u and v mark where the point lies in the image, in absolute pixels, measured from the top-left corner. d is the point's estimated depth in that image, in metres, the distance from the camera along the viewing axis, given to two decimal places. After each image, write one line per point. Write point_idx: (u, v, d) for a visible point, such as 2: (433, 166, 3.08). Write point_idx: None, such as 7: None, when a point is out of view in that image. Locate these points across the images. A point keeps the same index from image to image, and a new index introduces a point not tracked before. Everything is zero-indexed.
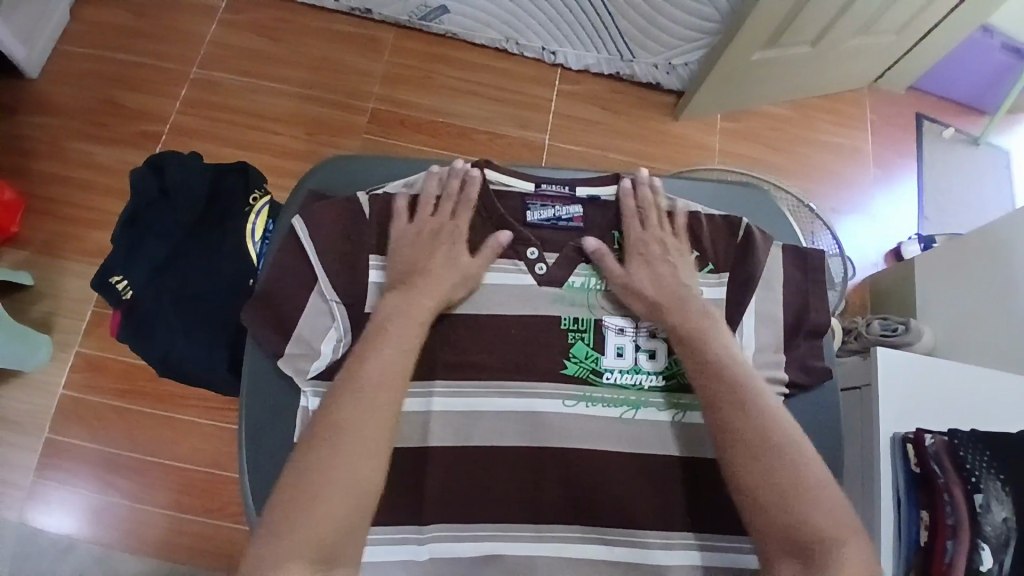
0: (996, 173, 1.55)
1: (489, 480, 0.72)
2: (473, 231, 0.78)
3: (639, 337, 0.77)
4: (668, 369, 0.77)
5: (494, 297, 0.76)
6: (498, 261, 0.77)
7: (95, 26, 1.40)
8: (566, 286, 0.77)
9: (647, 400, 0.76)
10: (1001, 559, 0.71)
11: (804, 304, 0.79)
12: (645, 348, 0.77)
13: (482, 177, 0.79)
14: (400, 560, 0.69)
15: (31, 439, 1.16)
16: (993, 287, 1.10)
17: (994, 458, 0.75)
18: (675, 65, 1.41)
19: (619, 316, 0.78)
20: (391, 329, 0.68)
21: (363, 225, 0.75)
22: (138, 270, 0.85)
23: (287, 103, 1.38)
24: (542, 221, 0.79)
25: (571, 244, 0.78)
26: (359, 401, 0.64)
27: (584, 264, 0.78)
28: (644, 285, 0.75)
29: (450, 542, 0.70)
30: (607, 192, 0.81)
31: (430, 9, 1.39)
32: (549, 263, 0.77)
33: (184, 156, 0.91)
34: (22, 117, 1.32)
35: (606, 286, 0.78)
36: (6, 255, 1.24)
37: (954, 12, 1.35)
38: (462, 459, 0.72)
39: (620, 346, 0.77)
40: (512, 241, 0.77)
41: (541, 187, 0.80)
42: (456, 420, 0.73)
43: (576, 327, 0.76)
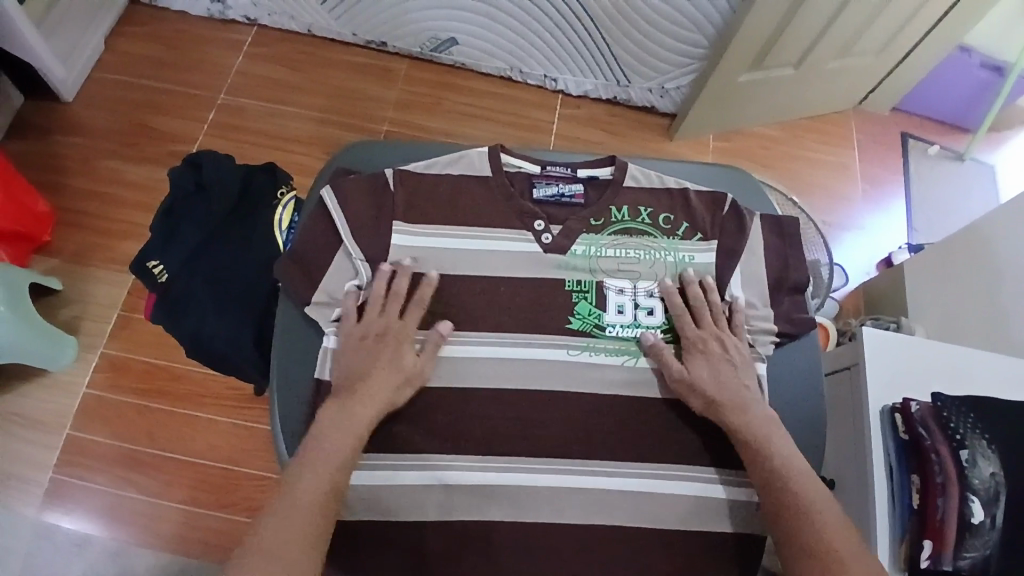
0: (982, 186, 1.63)
1: (490, 420, 0.79)
2: (483, 205, 0.85)
3: (638, 296, 0.85)
4: (667, 324, 0.84)
5: (504, 261, 0.84)
6: (509, 231, 0.84)
7: (130, 58, 1.52)
8: (570, 253, 0.85)
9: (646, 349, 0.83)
10: (993, 512, 0.75)
11: (786, 266, 0.86)
12: (645, 306, 0.84)
13: (496, 158, 0.86)
14: (409, 489, 0.77)
15: (53, 436, 1.20)
16: (971, 276, 1.15)
17: (978, 419, 0.80)
18: (668, 89, 1.52)
19: (619, 278, 0.85)
20: (358, 409, 0.74)
21: (388, 200, 0.84)
22: (173, 256, 0.91)
23: (308, 126, 1.48)
24: (548, 197, 0.86)
25: (573, 218, 0.86)
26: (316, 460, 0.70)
27: (585, 234, 0.85)
28: (705, 384, 0.78)
29: (451, 472, 0.77)
30: (604, 172, 0.88)
31: (440, 42, 1.51)
32: (554, 233, 0.85)
33: (218, 155, 0.97)
34: (59, 138, 1.43)
35: (606, 253, 0.85)
36: (39, 263, 1.31)
37: (928, 34, 1.45)
38: (471, 399, 0.79)
39: (621, 304, 0.84)
40: (521, 215, 0.85)
41: (546, 168, 0.87)
42: (469, 365, 0.80)
43: (579, 288, 0.83)
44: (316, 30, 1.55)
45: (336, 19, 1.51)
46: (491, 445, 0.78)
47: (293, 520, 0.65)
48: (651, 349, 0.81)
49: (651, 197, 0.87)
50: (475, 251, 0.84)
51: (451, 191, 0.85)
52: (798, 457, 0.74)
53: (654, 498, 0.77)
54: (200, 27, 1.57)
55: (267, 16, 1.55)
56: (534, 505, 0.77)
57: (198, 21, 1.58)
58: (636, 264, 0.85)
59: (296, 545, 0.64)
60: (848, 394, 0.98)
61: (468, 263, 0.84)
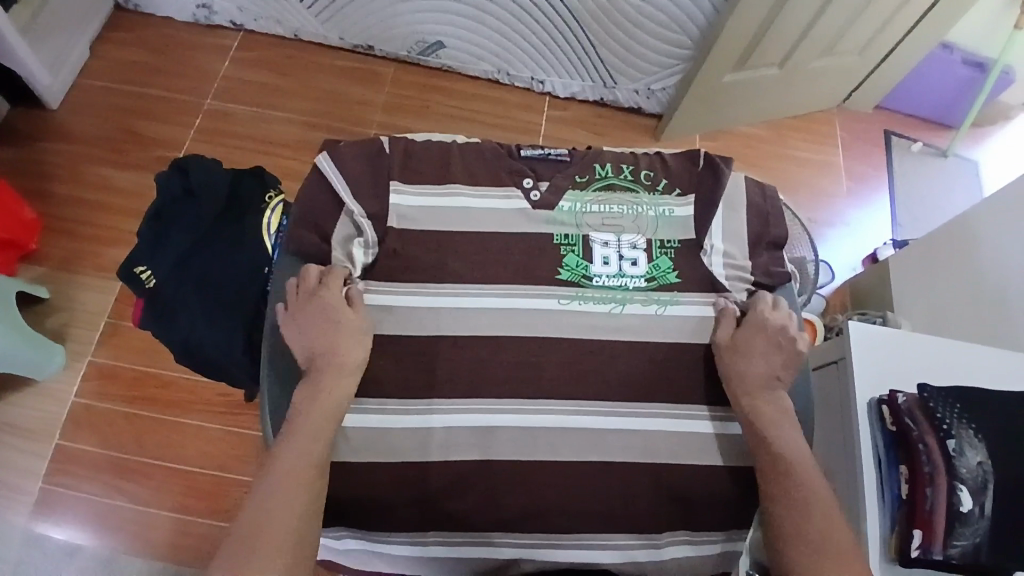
0: (965, 181, 1.65)
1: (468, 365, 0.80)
2: (470, 166, 0.88)
3: (622, 248, 0.86)
4: (650, 274, 0.85)
5: (491, 218, 0.85)
6: (496, 191, 0.86)
7: (115, 64, 1.51)
8: (557, 210, 0.86)
9: (632, 297, 0.84)
10: (981, 501, 0.76)
11: (766, 224, 0.88)
12: (629, 257, 0.86)
13: None
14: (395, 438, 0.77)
15: (41, 445, 1.18)
16: (955, 268, 1.16)
17: (963, 408, 0.81)
18: (654, 90, 1.53)
19: (604, 232, 0.86)
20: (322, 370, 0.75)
21: (379, 163, 0.86)
22: (162, 261, 0.91)
23: (296, 131, 1.48)
24: (535, 155, 0.89)
25: (559, 176, 0.88)
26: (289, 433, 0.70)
27: (571, 191, 0.87)
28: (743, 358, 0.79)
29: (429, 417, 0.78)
30: None
31: (427, 45, 1.52)
32: (542, 190, 0.87)
33: (208, 160, 0.98)
34: (44, 145, 1.42)
35: (591, 209, 0.87)
36: (25, 271, 1.30)
37: (909, 34, 1.48)
38: (449, 341, 0.80)
39: (606, 256, 0.86)
40: (510, 174, 0.87)
41: None
42: (448, 314, 0.81)
43: (567, 242, 0.85)
44: (302, 35, 1.55)
45: (323, 23, 1.51)
46: (485, 439, 0.77)
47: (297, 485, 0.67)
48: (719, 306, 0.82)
49: (630, 157, 0.91)
50: (464, 209, 0.85)
51: (439, 159, 0.88)
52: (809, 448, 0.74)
53: (641, 467, 0.78)
54: (186, 33, 1.56)
55: (253, 21, 1.55)
56: (533, 496, 0.76)
57: (184, 26, 1.57)
58: (620, 219, 0.87)
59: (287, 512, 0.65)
60: (836, 388, 0.99)
61: (455, 262, 0.83)
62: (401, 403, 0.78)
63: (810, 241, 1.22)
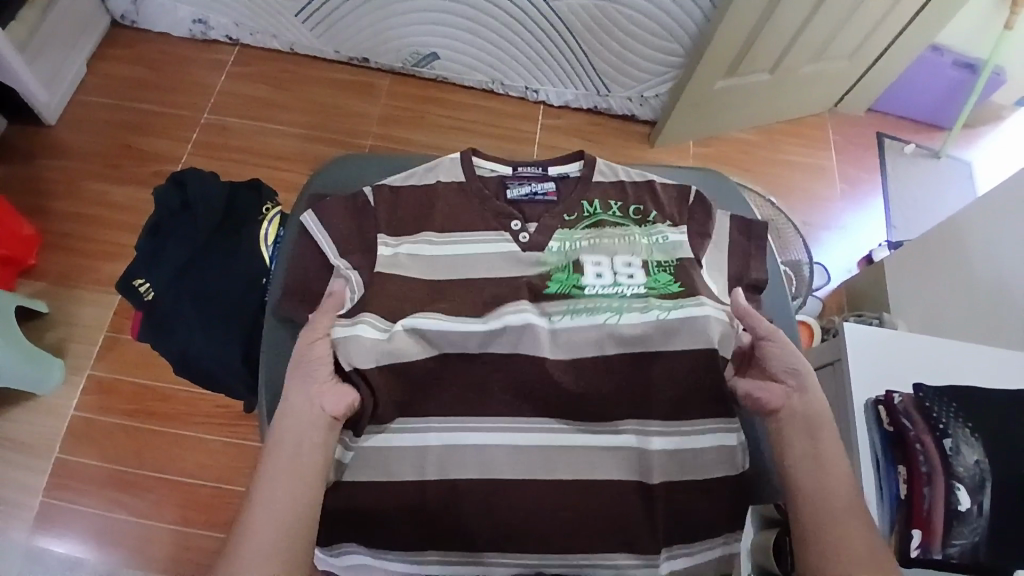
0: (958, 182, 1.67)
1: (452, 385, 0.79)
2: (455, 208, 0.86)
3: (617, 267, 0.85)
4: (648, 284, 0.84)
5: (480, 261, 0.84)
6: (485, 233, 0.85)
7: (113, 80, 1.53)
8: (546, 251, 0.85)
9: (629, 306, 0.82)
10: (979, 499, 0.76)
11: (746, 266, 0.89)
12: (624, 271, 0.85)
13: (469, 163, 0.88)
14: (389, 455, 0.78)
15: (42, 460, 1.18)
16: (949, 268, 1.17)
17: (959, 408, 0.81)
18: (647, 97, 1.54)
19: (596, 254, 0.85)
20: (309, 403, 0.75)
21: (367, 207, 0.85)
22: (159, 274, 0.91)
23: (293, 143, 1.49)
24: (522, 197, 0.88)
25: (548, 215, 0.87)
26: (273, 476, 0.71)
27: (560, 230, 0.86)
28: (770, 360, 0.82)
29: (428, 437, 0.78)
30: (574, 168, 0.90)
31: (421, 57, 1.53)
32: (531, 232, 0.85)
33: (204, 173, 0.98)
34: (43, 161, 1.43)
35: (581, 246, 0.86)
36: (25, 286, 1.31)
37: (899, 37, 1.50)
38: (435, 365, 0.79)
39: (599, 270, 0.85)
40: (497, 217, 0.86)
41: (518, 170, 0.89)
42: (428, 335, 0.79)
43: (560, 276, 0.84)
44: (298, 48, 1.57)
45: (318, 37, 1.53)
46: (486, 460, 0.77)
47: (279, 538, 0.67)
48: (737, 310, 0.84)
49: (619, 192, 0.89)
50: (455, 257, 0.84)
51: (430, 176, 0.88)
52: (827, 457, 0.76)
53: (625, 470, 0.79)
54: (183, 48, 1.58)
55: (248, 36, 1.56)
56: (531, 508, 0.76)
57: (180, 42, 1.59)
58: (613, 243, 0.86)
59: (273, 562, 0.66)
60: (834, 391, 0.99)
61: (449, 269, 0.84)
62: (403, 426, 0.79)
63: (804, 243, 1.22)
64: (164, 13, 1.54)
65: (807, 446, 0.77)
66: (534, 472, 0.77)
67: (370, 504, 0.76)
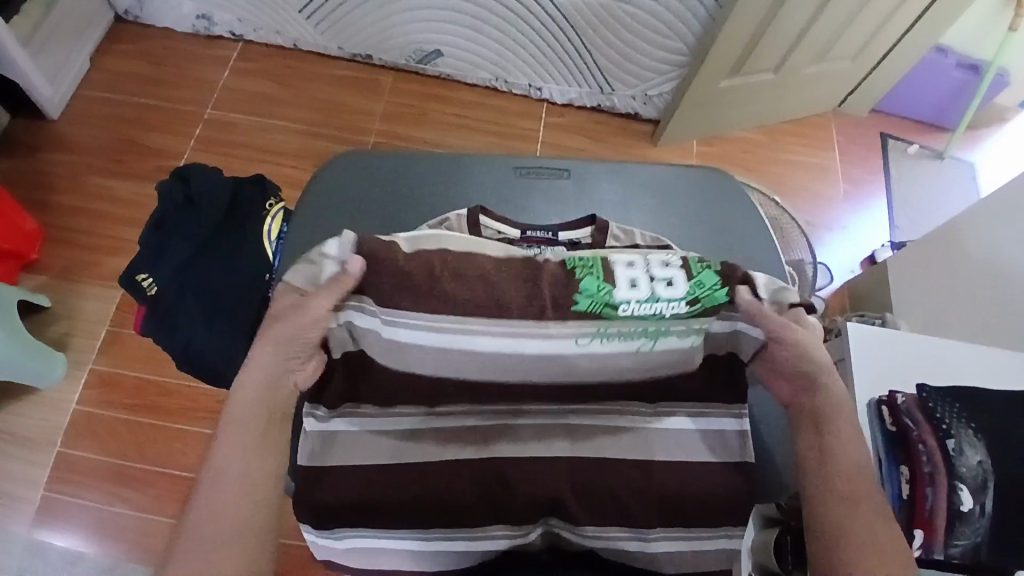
0: (962, 182, 1.66)
1: (428, 385, 0.66)
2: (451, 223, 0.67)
3: (652, 266, 0.61)
4: (693, 294, 0.61)
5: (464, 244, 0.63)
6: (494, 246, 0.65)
7: (116, 75, 1.53)
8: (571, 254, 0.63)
9: (668, 329, 0.62)
10: (981, 500, 0.75)
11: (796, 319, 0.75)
12: (662, 276, 0.61)
13: (475, 218, 0.79)
14: (366, 440, 0.71)
15: (43, 454, 1.18)
16: (952, 268, 1.17)
17: (962, 409, 0.81)
18: (651, 96, 1.54)
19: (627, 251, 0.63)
20: (247, 388, 0.63)
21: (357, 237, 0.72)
22: (163, 268, 0.92)
23: (296, 139, 1.49)
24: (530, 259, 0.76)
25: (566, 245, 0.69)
26: (217, 483, 0.59)
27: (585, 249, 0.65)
28: (779, 360, 0.66)
29: (403, 420, 0.71)
30: (585, 234, 0.80)
31: (425, 54, 1.53)
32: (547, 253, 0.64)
33: (208, 168, 0.98)
34: (46, 156, 1.42)
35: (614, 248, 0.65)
36: (27, 281, 1.31)
37: (903, 38, 1.50)
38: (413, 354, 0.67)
39: (633, 276, 0.60)
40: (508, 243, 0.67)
41: (526, 233, 0.80)
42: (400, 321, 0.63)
43: (581, 262, 0.61)
44: (301, 45, 1.57)
45: (321, 33, 1.53)
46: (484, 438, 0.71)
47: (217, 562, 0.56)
48: (741, 310, 0.63)
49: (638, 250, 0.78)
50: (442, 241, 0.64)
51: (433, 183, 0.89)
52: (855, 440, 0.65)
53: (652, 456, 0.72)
54: (186, 44, 1.58)
55: (252, 32, 1.56)
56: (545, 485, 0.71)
57: (184, 38, 1.59)
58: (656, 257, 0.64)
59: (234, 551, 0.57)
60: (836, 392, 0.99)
61: None
62: (379, 408, 0.70)
63: (808, 243, 1.22)
64: (169, 9, 1.54)
65: (812, 441, 0.65)
66: (533, 455, 0.71)
67: (353, 493, 0.71)
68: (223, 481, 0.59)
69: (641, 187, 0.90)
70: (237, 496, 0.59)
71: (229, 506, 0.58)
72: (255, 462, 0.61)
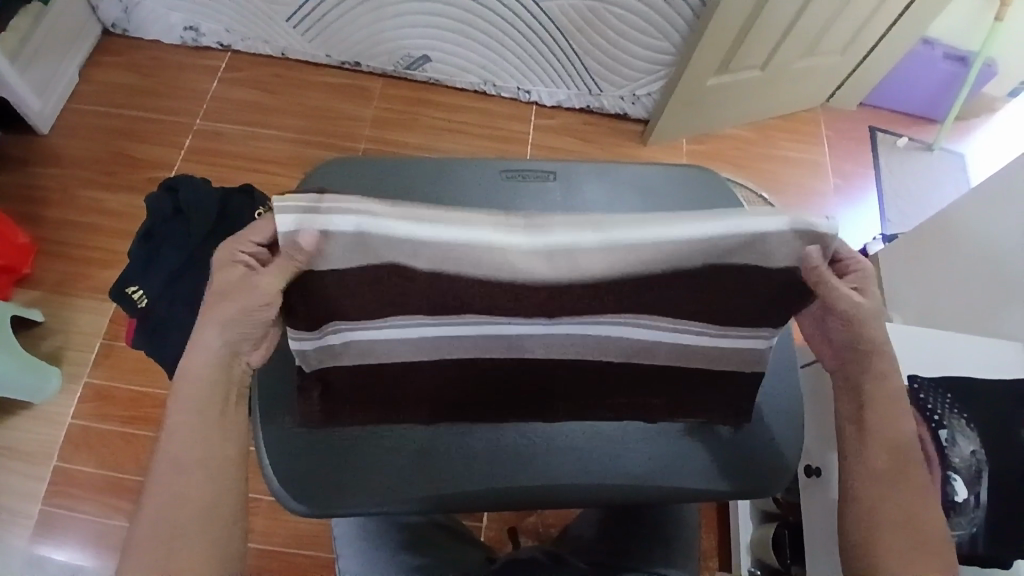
0: (952, 174, 1.67)
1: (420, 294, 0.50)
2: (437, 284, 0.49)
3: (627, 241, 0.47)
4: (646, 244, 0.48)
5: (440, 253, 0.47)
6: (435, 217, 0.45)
7: (105, 87, 1.53)
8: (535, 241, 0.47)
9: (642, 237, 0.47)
10: (975, 489, 0.75)
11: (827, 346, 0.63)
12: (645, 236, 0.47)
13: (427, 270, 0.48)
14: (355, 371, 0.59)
15: (40, 467, 1.18)
16: (942, 259, 1.17)
17: (953, 399, 0.80)
18: (639, 95, 1.54)
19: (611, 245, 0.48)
20: (194, 369, 0.57)
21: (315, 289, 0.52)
22: (153, 280, 0.92)
23: (286, 147, 1.50)
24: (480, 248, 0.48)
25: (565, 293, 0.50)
26: (175, 475, 0.56)
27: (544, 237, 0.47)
28: (829, 327, 0.60)
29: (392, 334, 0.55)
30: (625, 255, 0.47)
31: (413, 59, 1.53)
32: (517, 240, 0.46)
33: (197, 179, 0.97)
34: (37, 169, 1.43)
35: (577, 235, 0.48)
36: (21, 295, 1.31)
37: (889, 31, 1.51)
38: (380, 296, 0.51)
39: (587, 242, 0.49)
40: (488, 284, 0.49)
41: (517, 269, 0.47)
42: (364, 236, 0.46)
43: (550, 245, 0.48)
44: (290, 53, 1.57)
45: (309, 42, 1.54)
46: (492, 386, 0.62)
47: (183, 552, 0.55)
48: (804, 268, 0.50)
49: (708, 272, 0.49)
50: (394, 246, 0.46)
51: (433, 178, 0.82)
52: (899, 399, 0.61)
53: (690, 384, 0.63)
54: (175, 55, 1.58)
55: (240, 41, 1.57)
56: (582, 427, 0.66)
57: (172, 49, 1.59)
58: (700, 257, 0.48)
59: (187, 550, 0.55)
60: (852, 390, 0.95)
61: None
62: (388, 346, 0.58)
63: None
64: (156, 20, 1.55)
65: (853, 409, 0.62)
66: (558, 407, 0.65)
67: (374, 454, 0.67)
68: (175, 475, 0.56)
69: (626, 184, 0.86)
70: (187, 492, 0.56)
71: (179, 505, 0.56)
72: (216, 446, 0.58)
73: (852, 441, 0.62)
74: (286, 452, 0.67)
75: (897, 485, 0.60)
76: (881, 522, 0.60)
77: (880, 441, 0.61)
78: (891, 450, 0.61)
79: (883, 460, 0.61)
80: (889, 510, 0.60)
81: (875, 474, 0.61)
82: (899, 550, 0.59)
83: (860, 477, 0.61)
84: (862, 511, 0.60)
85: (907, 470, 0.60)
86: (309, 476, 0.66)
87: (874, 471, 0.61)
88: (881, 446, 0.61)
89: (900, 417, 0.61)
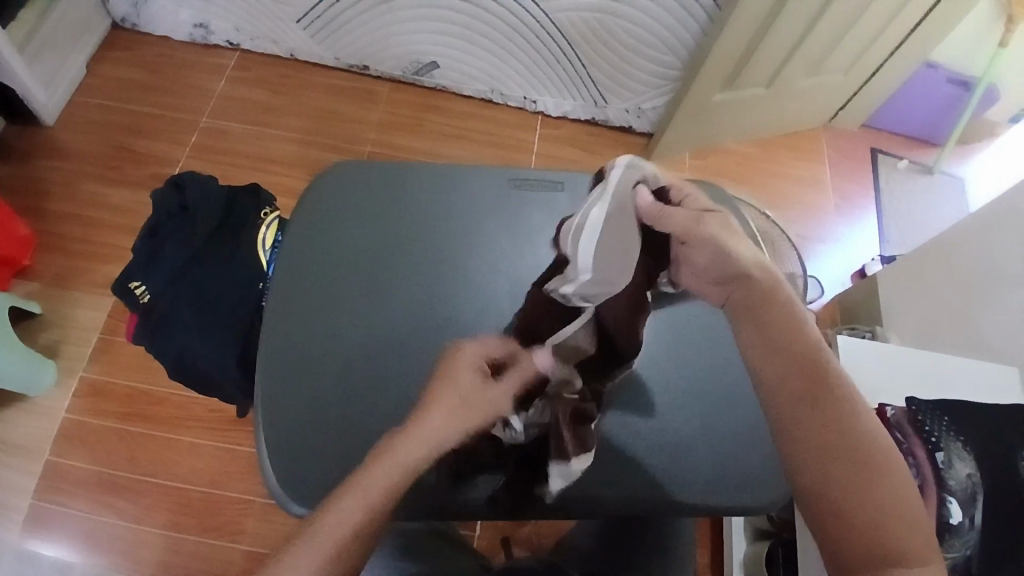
0: (952, 197, 1.69)
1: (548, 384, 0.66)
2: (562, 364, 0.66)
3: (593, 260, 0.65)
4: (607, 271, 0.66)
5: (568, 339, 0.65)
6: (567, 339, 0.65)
7: (112, 81, 1.53)
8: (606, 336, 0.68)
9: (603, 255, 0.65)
10: (969, 512, 0.75)
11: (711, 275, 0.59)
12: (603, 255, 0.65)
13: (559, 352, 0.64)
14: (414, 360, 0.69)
15: (33, 463, 1.17)
16: (941, 278, 1.18)
17: (951, 422, 0.80)
18: (644, 109, 1.56)
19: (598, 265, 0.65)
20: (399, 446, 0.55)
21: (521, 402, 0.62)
22: (155, 276, 0.91)
23: (291, 148, 1.50)
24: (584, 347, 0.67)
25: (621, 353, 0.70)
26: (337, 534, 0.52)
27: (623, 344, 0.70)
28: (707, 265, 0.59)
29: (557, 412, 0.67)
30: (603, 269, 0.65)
31: (422, 65, 1.54)
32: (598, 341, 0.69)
33: (203, 177, 0.97)
34: (40, 162, 1.42)
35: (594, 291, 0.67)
36: (19, 287, 1.30)
37: (893, 56, 1.53)
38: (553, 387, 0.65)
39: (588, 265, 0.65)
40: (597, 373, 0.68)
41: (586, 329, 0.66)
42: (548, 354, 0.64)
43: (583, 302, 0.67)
44: (298, 54, 1.58)
45: (317, 44, 1.54)
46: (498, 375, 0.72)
47: None
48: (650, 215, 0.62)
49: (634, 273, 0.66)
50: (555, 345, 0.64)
51: (439, 186, 0.83)
52: (803, 319, 0.57)
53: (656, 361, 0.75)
54: (183, 52, 1.59)
55: (249, 41, 1.57)
56: None
57: (180, 46, 1.60)
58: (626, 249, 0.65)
59: None
60: None
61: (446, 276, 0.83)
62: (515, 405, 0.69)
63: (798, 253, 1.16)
64: (165, 16, 1.55)
65: (754, 331, 0.57)
66: None
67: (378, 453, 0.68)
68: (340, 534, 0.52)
69: None
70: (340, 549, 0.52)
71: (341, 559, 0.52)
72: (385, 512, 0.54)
73: (764, 363, 0.56)
74: (288, 447, 0.68)
75: (819, 412, 0.54)
76: (810, 459, 0.53)
77: (790, 362, 0.55)
78: (802, 371, 0.55)
79: (797, 385, 0.55)
80: (814, 444, 0.53)
81: (796, 404, 0.54)
82: (833, 485, 0.52)
83: (777, 406, 0.55)
84: (788, 447, 0.54)
85: (826, 392, 0.54)
86: (309, 467, 0.67)
87: (787, 399, 0.55)
88: (793, 370, 0.55)
89: (807, 331, 0.57)
